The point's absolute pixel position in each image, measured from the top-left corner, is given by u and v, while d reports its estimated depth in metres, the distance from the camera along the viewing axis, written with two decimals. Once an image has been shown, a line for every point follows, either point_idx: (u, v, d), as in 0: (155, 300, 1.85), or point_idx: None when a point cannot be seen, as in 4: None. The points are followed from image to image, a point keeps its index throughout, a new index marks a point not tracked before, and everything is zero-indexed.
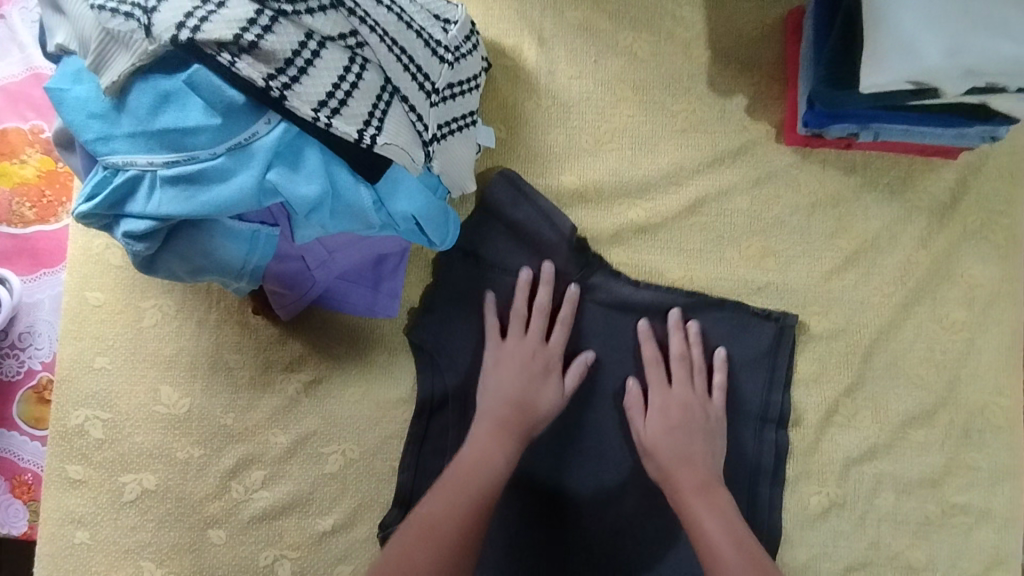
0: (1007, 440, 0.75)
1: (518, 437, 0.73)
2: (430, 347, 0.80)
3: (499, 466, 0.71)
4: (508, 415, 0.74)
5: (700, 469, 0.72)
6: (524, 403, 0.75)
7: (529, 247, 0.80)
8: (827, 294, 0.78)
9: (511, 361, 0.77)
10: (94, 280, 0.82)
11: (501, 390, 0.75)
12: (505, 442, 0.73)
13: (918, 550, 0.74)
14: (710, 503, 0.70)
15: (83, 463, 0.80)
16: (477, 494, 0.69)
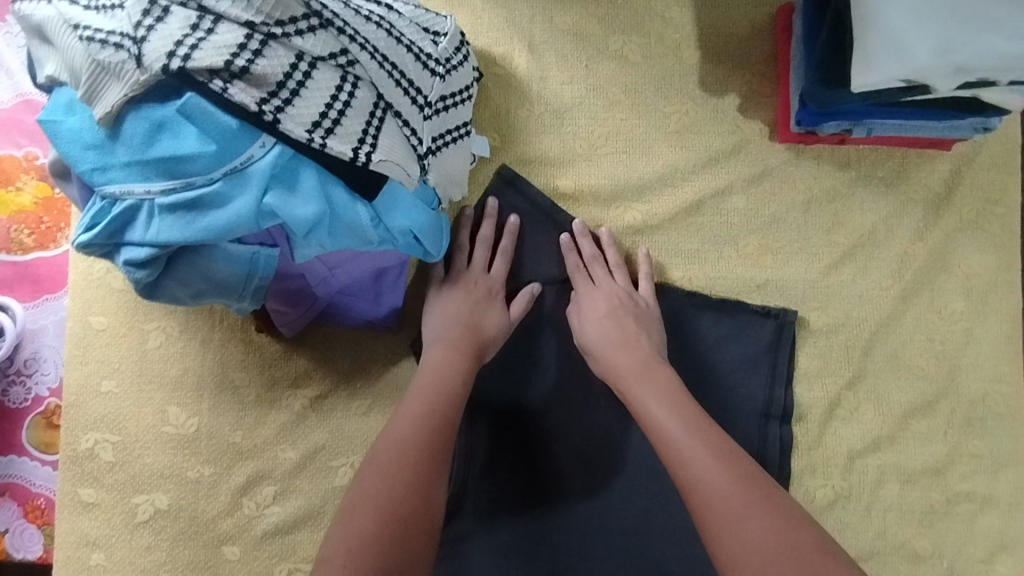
0: (1009, 426, 0.75)
1: (472, 356, 0.73)
2: None
3: (454, 384, 0.69)
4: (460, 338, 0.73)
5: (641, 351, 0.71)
6: (472, 334, 0.74)
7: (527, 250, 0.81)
8: (826, 290, 0.78)
9: (456, 292, 0.77)
10: (97, 304, 0.82)
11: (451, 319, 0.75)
12: (449, 354, 0.71)
13: (923, 538, 0.76)
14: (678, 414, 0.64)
15: (95, 486, 0.81)
16: (440, 417, 0.67)
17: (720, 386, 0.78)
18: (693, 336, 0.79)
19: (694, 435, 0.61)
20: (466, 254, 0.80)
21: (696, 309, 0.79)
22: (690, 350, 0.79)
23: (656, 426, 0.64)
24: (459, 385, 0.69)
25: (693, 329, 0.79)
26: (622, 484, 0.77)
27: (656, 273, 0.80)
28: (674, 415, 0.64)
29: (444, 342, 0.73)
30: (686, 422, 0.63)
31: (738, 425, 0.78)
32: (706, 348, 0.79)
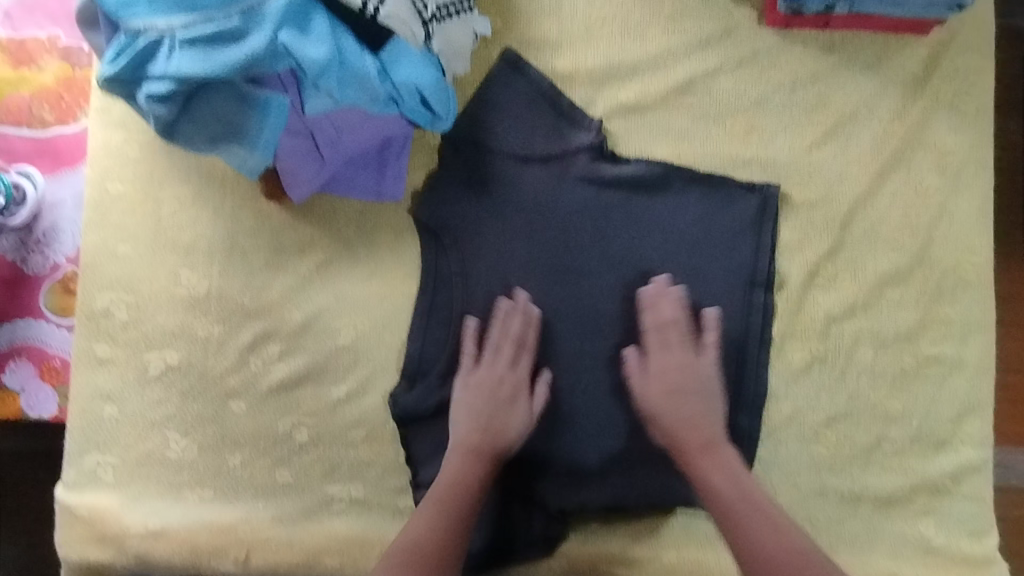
0: (978, 294, 0.80)
1: (482, 470, 0.77)
2: (433, 225, 0.84)
3: (467, 489, 0.76)
4: (479, 442, 0.78)
5: (704, 430, 0.77)
6: (494, 432, 0.79)
7: (525, 125, 0.84)
8: (809, 166, 0.82)
9: (478, 385, 0.80)
10: (114, 172, 0.85)
11: (474, 417, 0.79)
12: (470, 475, 0.76)
13: (894, 399, 0.80)
14: (726, 474, 0.75)
15: (110, 342, 0.85)
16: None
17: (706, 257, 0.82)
18: (681, 210, 0.83)
19: (734, 468, 0.75)
20: (493, 342, 0.81)
21: (685, 183, 0.83)
22: (681, 223, 0.83)
23: (717, 495, 0.74)
24: (466, 509, 0.75)
25: (681, 202, 0.83)
26: (609, 345, 0.82)
27: (647, 151, 0.84)
28: (716, 437, 0.77)
29: (463, 444, 0.78)
30: (720, 439, 0.77)
31: (722, 294, 0.82)
32: (694, 221, 0.83)
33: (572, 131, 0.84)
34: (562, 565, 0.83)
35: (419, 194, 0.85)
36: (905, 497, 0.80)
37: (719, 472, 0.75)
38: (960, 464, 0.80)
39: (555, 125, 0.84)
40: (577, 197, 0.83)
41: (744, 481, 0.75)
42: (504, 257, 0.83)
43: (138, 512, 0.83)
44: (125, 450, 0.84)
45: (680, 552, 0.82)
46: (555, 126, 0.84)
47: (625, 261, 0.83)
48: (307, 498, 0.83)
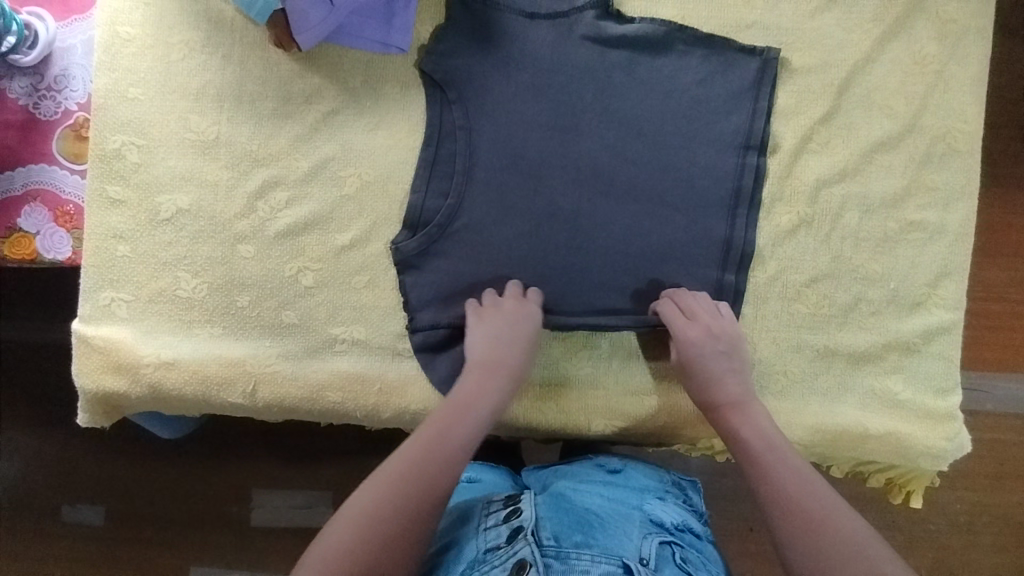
0: (964, 162, 0.82)
1: (492, 389, 0.77)
2: (438, 78, 0.85)
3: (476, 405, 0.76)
4: (484, 369, 0.79)
5: (731, 388, 0.78)
6: (495, 355, 0.80)
7: None
8: (811, 31, 0.83)
9: (480, 328, 0.81)
10: (125, 15, 0.87)
11: (480, 346, 0.80)
12: (486, 395, 0.77)
13: (876, 263, 0.83)
14: (762, 437, 0.74)
15: (122, 184, 0.87)
16: (440, 476, 0.68)
17: (705, 119, 0.84)
18: (682, 72, 0.84)
19: (758, 423, 0.75)
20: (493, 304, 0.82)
21: (688, 45, 0.84)
22: (682, 84, 0.84)
23: (742, 442, 0.74)
24: (480, 419, 0.74)
25: (683, 64, 0.84)
26: (606, 202, 0.84)
27: (652, 12, 0.85)
28: (741, 396, 0.78)
29: (486, 364, 0.79)
30: (748, 396, 0.78)
31: (717, 155, 0.84)
32: (694, 83, 0.84)
33: None
34: (550, 408, 0.86)
35: (427, 48, 0.86)
36: (878, 355, 0.84)
37: (749, 423, 0.75)
38: (933, 325, 0.83)
39: None
40: (581, 57, 0.84)
41: (769, 433, 0.74)
42: (506, 111, 0.84)
43: (151, 346, 0.87)
44: (138, 288, 0.88)
45: (662, 399, 0.85)
46: None
47: (625, 121, 0.84)
48: (310, 338, 0.87)
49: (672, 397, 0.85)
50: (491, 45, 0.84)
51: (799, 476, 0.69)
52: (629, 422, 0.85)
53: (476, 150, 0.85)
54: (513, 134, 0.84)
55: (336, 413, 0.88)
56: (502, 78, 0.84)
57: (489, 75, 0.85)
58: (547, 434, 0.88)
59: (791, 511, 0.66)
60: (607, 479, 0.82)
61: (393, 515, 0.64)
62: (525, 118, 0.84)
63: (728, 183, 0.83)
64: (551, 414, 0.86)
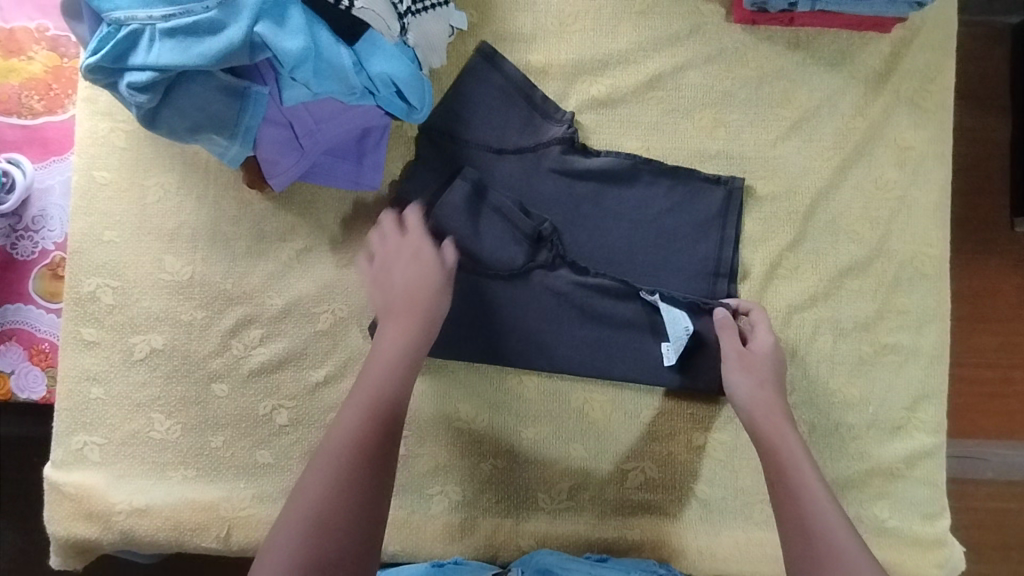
0: (933, 285, 0.83)
1: (416, 342, 0.74)
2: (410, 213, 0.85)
3: (407, 360, 0.73)
4: (399, 313, 0.76)
5: (777, 403, 0.75)
6: (408, 294, 0.77)
7: (499, 118, 0.86)
8: (773, 160, 0.85)
9: (385, 264, 0.80)
10: (101, 160, 0.88)
11: (394, 288, 0.78)
12: (409, 343, 0.74)
13: (852, 386, 0.83)
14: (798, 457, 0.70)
15: (97, 326, 0.88)
16: (378, 427, 0.68)
17: (676, 248, 0.84)
18: (649, 201, 0.85)
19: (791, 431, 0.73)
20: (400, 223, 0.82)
21: (654, 175, 0.85)
22: (650, 213, 0.85)
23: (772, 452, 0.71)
24: (405, 374, 0.72)
25: (650, 193, 0.85)
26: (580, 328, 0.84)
27: (619, 144, 0.87)
28: (777, 414, 0.74)
29: (399, 310, 0.76)
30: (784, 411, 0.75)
31: (689, 283, 0.84)
32: (662, 211, 0.85)
33: (545, 123, 0.86)
34: (531, 545, 0.84)
35: (398, 185, 0.87)
36: (862, 481, 0.82)
37: (779, 433, 0.72)
38: (914, 449, 0.82)
39: (530, 118, 0.86)
40: (551, 188, 0.86)
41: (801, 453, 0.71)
42: (474, 235, 0.83)
43: (123, 492, 0.85)
44: (111, 430, 0.87)
45: (644, 533, 0.83)
46: (531, 120, 0.86)
47: (597, 250, 0.85)
48: (285, 478, 0.86)
49: (655, 529, 0.83)
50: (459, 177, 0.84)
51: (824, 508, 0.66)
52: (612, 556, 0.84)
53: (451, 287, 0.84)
54: (484, 270, 0.84)
55: None
56: (471, 194, 0.83)
57: (457, 201, 0.83)
58: None
59: (812, 540, 0.64)
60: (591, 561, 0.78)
61: (337, 482, 0.64)
62: (496, 245, 0.84)
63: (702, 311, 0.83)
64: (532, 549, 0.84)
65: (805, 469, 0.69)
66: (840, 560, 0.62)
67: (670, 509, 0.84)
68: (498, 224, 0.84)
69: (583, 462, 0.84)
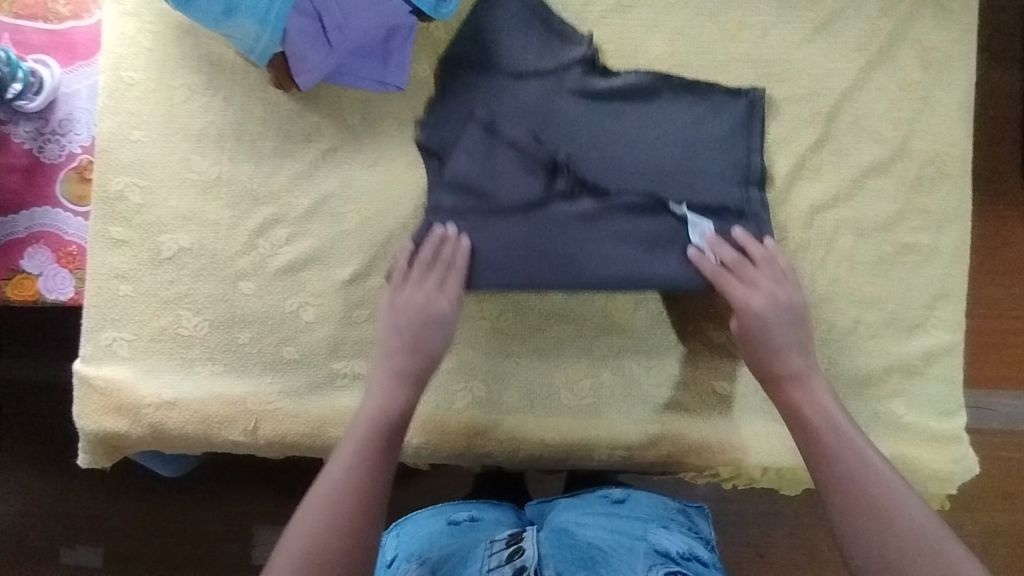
0: (954, 185, 0.84)
1: (421, 360, 0.79)
2: (439, 134, 0.86)
3: (423, 354, 0.79)
4: (404, 338, 0.79)
5: (796, 358, 0.76)
6: (420, 318, 0.80)
7: (515, 44, 0.86)
8: (798, 61, 0.85)
9: (410, 283, 0.81)
10: (128, 60, 0.89)
11: (408, 298, 0.80)
12: (422, 341, 0.80)
13: (873, 285, 0.84)
14: (823, 406, 0.73)
15: (125, 225, 0.89)
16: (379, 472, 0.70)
17: (705, 156, 0.82)
18: (674, 116, 0.84)
19: (820, 395, 0.74)
20: (420, 264, 0.81)
21: (675, 92, 0.85)
22: (678, 128, 0.83)
23: (806, 423, 0.72)
24: (411, 387, 0.78)
25: (674, 108, 0.84)
26: (611, 246, 0.81)
27: (634, 66, 0.87)
28: (802, 364, 0.76)
29: (405, 334, 0.80)
30: (811, 370, 0.75)
31: (720, 190, 0.82)
32: (687, 125, 0.84)
33: (562, 48, 0.86)
34: (554, 440, 0.85)
35: (422, 121, 0.87)
36: (880, 378, 0.84)
37: (810, 398, 0.73)
38: (932, 347, 0.83)
39: (546, 45, 0.86)
40: (573, 108, 0.84)
41: (837, 415, 0.72)
42: (490, 172, 0.83)
43: (152, 385, 0.87)
44: (139, 327, 0.88)
45: (665, 428, 0.85)
46: (546, 45, 0.86)
47: (628, 163, 0.82)
48: (312, 373, 0.87)
49: (677, 424, 0.85)
50: (472, 120, 0.85)
51: (861, 452, 0.69)
52: (633, 451, 0.85)
53: (476, 219, 0.83)
54: (509, 202, 0.82)
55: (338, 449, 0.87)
56: (484, 135, 0.84)
57: (471, 143, 0.84)
58: (551, 464, 0.87)
59: (851, 484, 0.67)
60: (609, 510, 0.83)
61: (344, 498, 0.68)
62: (517, 174, 0.83)
63: (735, 218, 0.82)
64: (555, 444, 0.85)
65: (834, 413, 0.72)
66: (882, 493, 0.66)
67: (691, 404, 0.85)
68: (516, 156, 0.84)
69: (605, 360, 0.86)
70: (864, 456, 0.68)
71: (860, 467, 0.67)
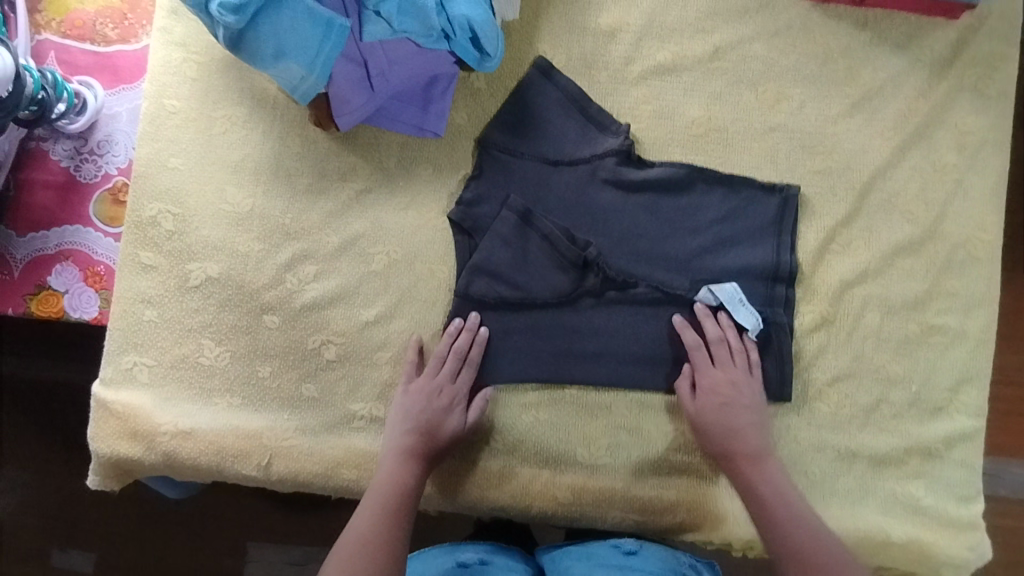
0: (984, 269, 0.84)
1: (426, 447, 0.80)
2: (473, 204, 0.87)
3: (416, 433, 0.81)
4: (420, 439, 0.80)
5: (755, 438, 0.79)
6: (428, 428, 0.81)
7: (552, 132, 0.87)
8: (834, 136, 0.86)
9: (418, 390, 0.83)
10: (172, 89, 0.90)
11: (406, 417, 0.82)
12: (418, 418, 0.81)
13: (897, 365, 0.84)
14: (772, 483, 0.77)
15: (155, 250, 0.89)
16: (384, 547, 0.73)
17: (732, 254, 0.85)
18: (705, 210, 0.86)
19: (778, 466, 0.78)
20: (431, 361, 0.84)
21: (709, 185, 0.86)
22: (710, 222, 0.86)
23: (759, 501, 0.76)
24: (418, 465, 0.79)
25: (707, 202, 0.86)
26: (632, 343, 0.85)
27: (670, 154, 0.88)
28: (759, 444, 0.79)
29: (401, 414, 0.82)
30: (767, 449, 0.79)
31: (746, 290, 0.84)
32: (718, 219, 0.85)
33: (600, 135, 0.87)
34: (568, 498, 0.84)
35: (457, 196, 0.88)
36: (900, 458, 0.83)
37: (766, 478, 0.77)
38: (955, 431, 0.83)
39: (585, 132, 0.87)
40: (610, 200, 0.86)
41: (789, 492, 0.76)
42: (523, 263, 0.85)
43: (169, 414, 0.87)
44: (161, 353, 0.88)
45: (680, 493, 0.84)
46: (585, 133, 0.87)
47: (658, 262, 0.85)
48: (329, 412, 0.87)
49: (693, 491, 0.84)
50: (506, 205, 0.85)
51: (804, 526, 0.74)
52: (646, 516, 0.84)
53: (505, 309, 0.85)
54: (540, 295, 0.85)
55: (349, 491, 0.87)
56: (518, 223, 0.85)
57: (505, 231, 0.85)
58: (562, 522, 0.86)
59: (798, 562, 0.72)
60: (620, 562, 0.79)
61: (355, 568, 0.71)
62: (549, 268, 0.85)
63: (761, 319, 0.84)
64: (569, 504, 0.84)
65: (784, 490, 0.76)
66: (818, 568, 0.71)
67: (707, 471, 0.85)
68: (549, 249, 0.85)
69: (623, 421, 0.85)
70: (801, 527, 0.74)
71: (801, 547, 0.72)
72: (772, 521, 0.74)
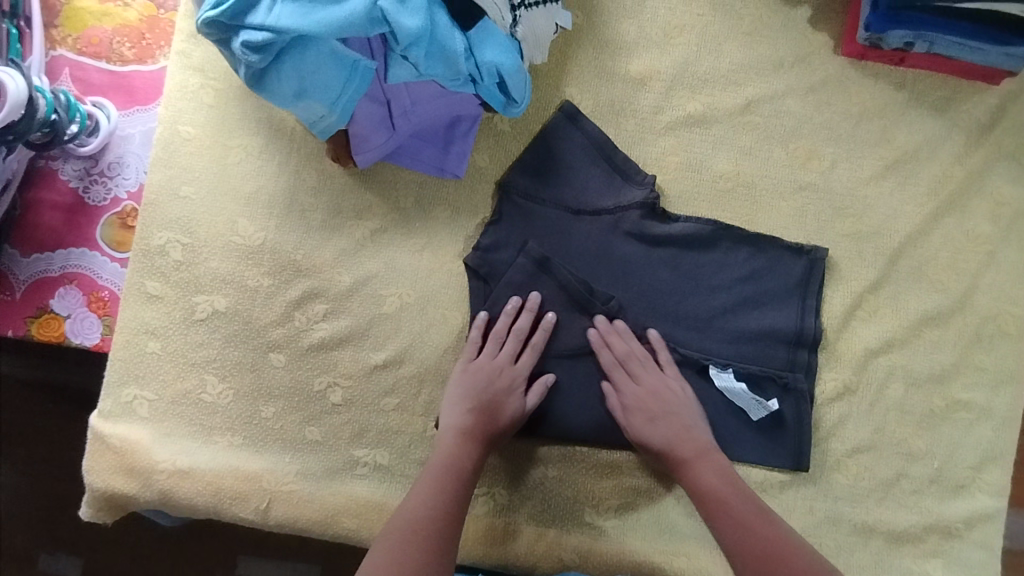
0: (1014, 344, 0.81)
1: (480, 434, 0.77)
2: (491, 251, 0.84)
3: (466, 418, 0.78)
4: (472, 425, 0.77)
5: (696, 440, 0.77)
6: (486, 412, 0.78)
7: (575, 179, 0.85)
8: (865, 198, 0.84)
9: (476, 372, 0.80)
10: (187, 115, 0.88)
11: (463, 400, 0.79)
12: (471, 402, 0.79)
13: (920, 439, 0.81)
14: (725, 482, 0.74)
15: (162, 281, 0.87)
16: (437, 533, 0.70)
17: (755, 315, 0.83)
18: (729, 268, 0.83)
19: (724, 469, 0.75)
20: (492, 342, 0.81)
21: (734, 243, 0.84)
22: (733, 281, 0.83)
23: (717, 502, 0.72)
24: (474, 450, 0.77)
25: (732, 260, 0.83)
26: None
27: (696, 208, 0.85)
28: (700, 445, 0.77)
29: (455, 398, 0.79)
30: (711, 448, 0.77)
31: (767, 353, 0.82)
32: (742, 278, 0.83)
33: (625, 185, 0.85)
34: (574, 560, 0.81)
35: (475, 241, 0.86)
36: (918, 535, 0.81)
37: (713, 480, 0.74)
38: (976, 511, 0.80)
39: (609, 182, 0.85)
40: (631, 253, 0.84)
41: (740, 488, 0.73)
42: (539, 313, 0.83)
43: (168, 450, 0.84)
44: (163, 386, 0.86)
45: (690, 560, 0.81)
46: (609, 182, 0.85)
47: (678, 319, 0.83)
48: (332, 457, 0.84)
49: (703, 559, 0.82)
50: (524, 252, 0.83)
51: (764, 522, 0.70)
52: None
53: None
54: (555, 348, 0.83)
55: (348, 539, 0.84)
56: (536, 272, 0.82)
57: (521, 279, 0.82)
58: None
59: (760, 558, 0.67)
60: None
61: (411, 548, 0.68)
62: (565, 320, 0.83)
63: (782, 385, 0.81)
64: (575, 566, 0.82)
65: (732, 489, 0.73)
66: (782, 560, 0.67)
67: None
68: (566, 300, 0.83)
69: (635, 482, 0.83)
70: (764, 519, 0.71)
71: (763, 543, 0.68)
72: (742, 530, 0.70)
